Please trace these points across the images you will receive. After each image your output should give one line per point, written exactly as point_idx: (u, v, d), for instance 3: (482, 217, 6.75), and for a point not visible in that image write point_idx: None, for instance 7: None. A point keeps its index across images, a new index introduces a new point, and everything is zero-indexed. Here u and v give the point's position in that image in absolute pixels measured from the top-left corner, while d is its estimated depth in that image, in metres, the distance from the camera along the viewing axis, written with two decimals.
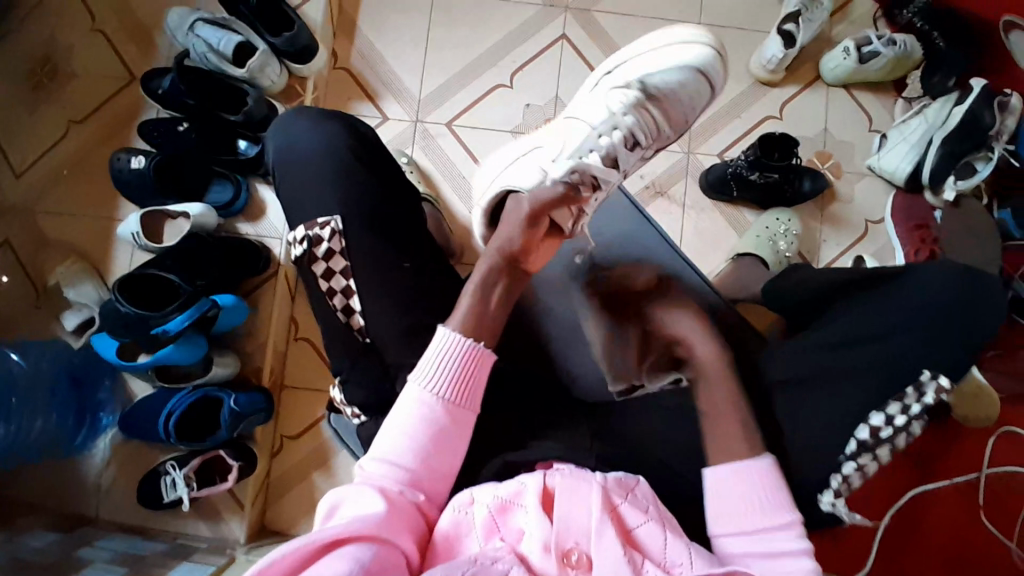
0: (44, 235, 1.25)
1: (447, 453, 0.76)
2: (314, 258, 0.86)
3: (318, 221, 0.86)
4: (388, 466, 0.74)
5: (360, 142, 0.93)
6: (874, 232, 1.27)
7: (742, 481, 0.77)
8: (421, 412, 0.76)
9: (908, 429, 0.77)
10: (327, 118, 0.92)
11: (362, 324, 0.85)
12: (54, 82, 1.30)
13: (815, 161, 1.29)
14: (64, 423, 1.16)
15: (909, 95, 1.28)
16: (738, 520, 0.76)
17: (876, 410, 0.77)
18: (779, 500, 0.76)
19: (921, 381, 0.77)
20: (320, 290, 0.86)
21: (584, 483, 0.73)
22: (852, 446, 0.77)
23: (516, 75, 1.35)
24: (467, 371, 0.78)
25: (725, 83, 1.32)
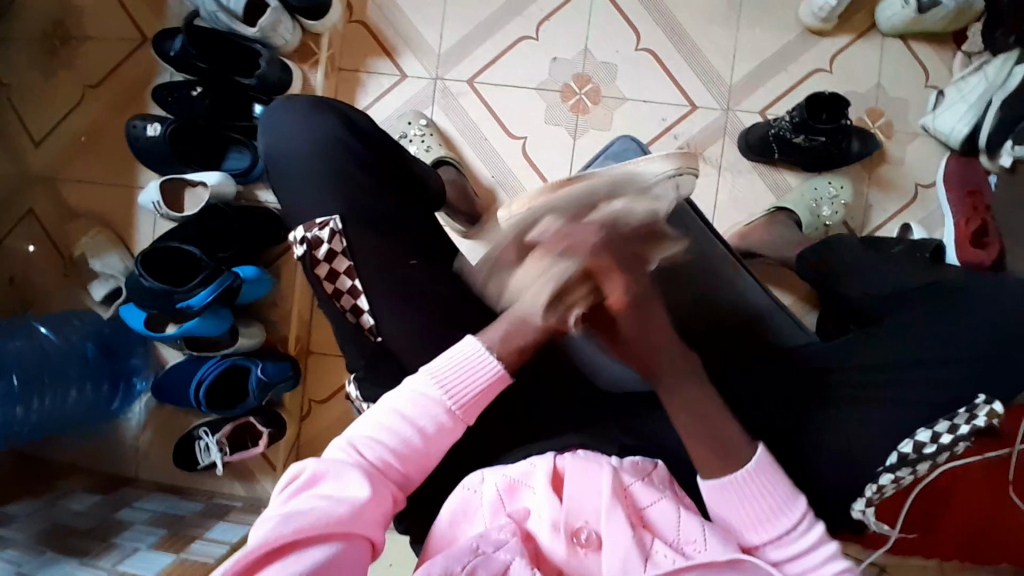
0: (67, 206, 1.27)
1: (432, 454, 0.68)
2: (316, 261, 0.82)
3: (316, 221, 0.82)
4: (374, 449, 0.66)
5: (353, 134, 0.88)
6: (924, 197, 1.19)
7: (746, 480, 0.67)
8: (423, 407, 0.68)
9: (953, 448, 0.73)
10: (317, 111, 0.88)
11: (371, 324, 0.82)
12: (66, 45, 1.28)
13: (865, 120, 1.20)
14: (99, 389, 1.20)
15: (969, 50, 1.16)
16: (747, 518, 0.67)
17: (923, 427, 0.74)
18: (788, 491, 0.67)
19: (975, 404, 0.73)
20: (326, 294, 0.83)
21: (593, 464, 0.70)
22: (892, 459, 0.74)
23: (542, 26, 1.26)
24: (482, 383, 0.70)
25: (768, 33, 1.22)
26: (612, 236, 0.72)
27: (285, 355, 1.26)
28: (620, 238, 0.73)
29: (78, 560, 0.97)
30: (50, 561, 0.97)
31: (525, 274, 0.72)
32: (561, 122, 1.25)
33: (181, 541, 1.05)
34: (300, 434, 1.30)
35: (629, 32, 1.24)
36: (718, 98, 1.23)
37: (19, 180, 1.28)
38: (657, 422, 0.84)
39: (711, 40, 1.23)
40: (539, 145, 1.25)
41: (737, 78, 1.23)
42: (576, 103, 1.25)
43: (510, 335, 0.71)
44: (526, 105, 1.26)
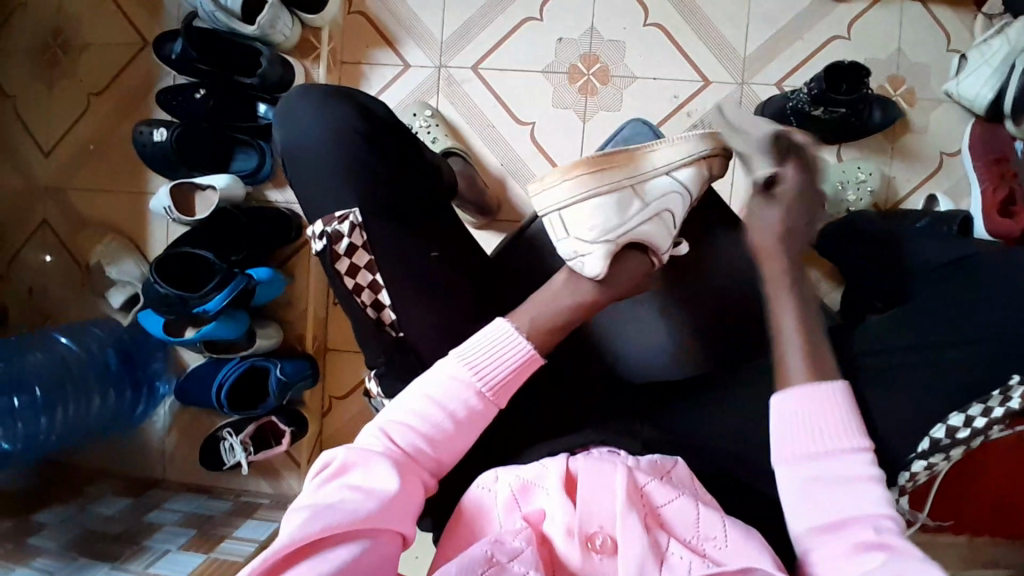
0: (80, 215, 1.27)
1: (464, 437, 0.71)
2: (337, 255, 0.82)
3: (336, 215, 0.82)
4: (406, 434, 0.69)
5: (371, 122, 0.85)
6: (950, 165, 1.14)
7: (807, 398, 0.64)
8: (453, 392, 0.70)
9: (987, 430, 0.72)
10: (335, 98, 0.86)
11: (393, 319, 0.83)
12: (68, 55, 1.27)
13: (886, 88, 1.15)
14: (121, 396, 1.21)
15: (989, 12, 1.09)
16: (802, 446, 0.63)
17: (955, 411, 0.72)
18: (853, 423, 0.64)
19: (1009, 386, 0.71)
20: (346, 288, 0.83)
21: (608, 465, 0.69)
22: (924, 445, 0.73)
23: (545, 8, 1.22)
24: (511, 368, 0.72)
25: (782, 0, 1.17)
26: (656, 221, 0.79)
27: (304, 355, 1.27)
28: (666, 222, 0.79)
29: (110, 564, 0.98)
30: (83, 565, 0.98)
31: (578, 259, 0.77)
32: (568, 106, 1.22)
33: (211, 541, 1.06)
34: (322, 430, 1.30)
35: (636, 9, 1.20)
36: (732, 73, 1.19)
37: (31, 192, 1.29)
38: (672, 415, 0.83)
39: (722, 12, 1.18)
40: (549, 131, 1.22)
41: (750, 50, 1.18)
42: (584, 85, 1.21)
43: (539, 317, 0.75)
44: (531, 90, 1.23)
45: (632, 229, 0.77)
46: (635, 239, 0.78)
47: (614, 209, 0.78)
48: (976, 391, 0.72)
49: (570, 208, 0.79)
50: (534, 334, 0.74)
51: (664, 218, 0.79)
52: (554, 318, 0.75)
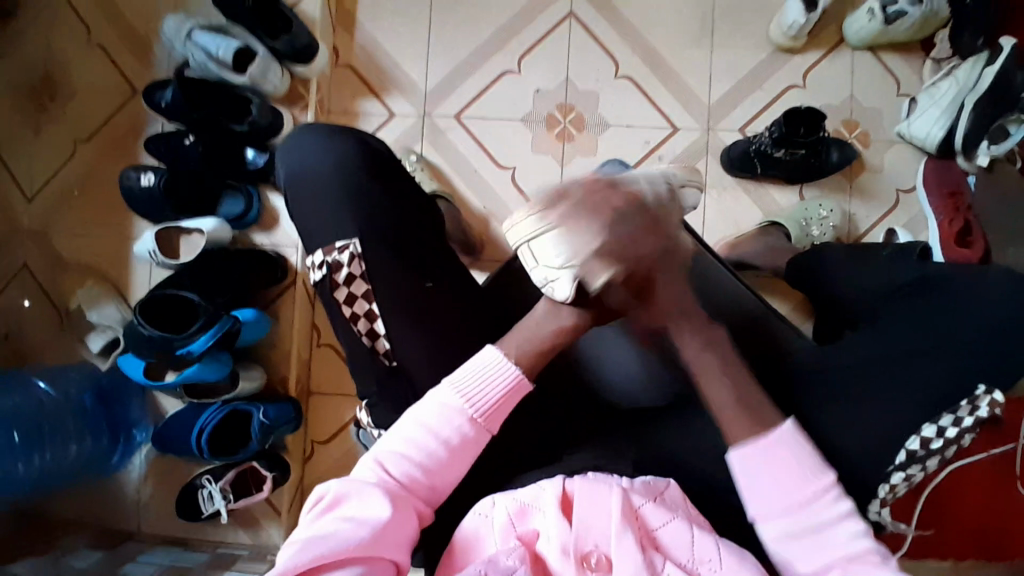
0: (62, 260, 1.27)
1: (456, 464, 0.72)
2: (336, 284, 0.84)
3: (336, 244, 0.84)
4: (399, 464, 0.70)
5: (370, 162, 0.89)
6: (905, 202, 1.23)
7: (774, 451, 0.68)
8: (446, 418, 0.71)
9: (959, 440, 0.76)
10: (337, 137, 0.89)
11: (387, 349, 0.84)
12: (56, 102, 1.30)
13: (841, 131, 1.24)
14: (98, 443, 1.18)
15: (937, 56, 1.21)
16: (772, 504, 0.67)
17: (927, 423, 0.76)
18: (814, 461, 0.68)
19: (975, 395, 0.77)
20: (343, 316, 0.85)
21: (604, 486, 0.70)
22: (901, 457, 0.76)
23: (524, 60, 1.30)
24: (502, 392, 0.73)
25: (743, 52, 1.27)
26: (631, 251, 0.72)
27: (287, 398, 1.26)
28: (639, 252, 0.73)
29: None
30: None
31: (549, 285, 0.73)
32: (549, 151, 1.28)
33: None
34: (303, 476, 1.29)
35: (608, 61, 1.29)
36: (699, 118, 1.27)
37: (12, 237, 1.28)
38: (664, 434, 0.85)
39: (688, 63, 1.28)
40: (530, 174, 1.28)
41: (716, 98, 1.27)
42: (562, 131, 1.28)
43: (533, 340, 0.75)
44: (512, 136, 1.29)
45: (602, 254, 0.71)
46: (611, 269, 0.72)
47: (584, 238, 0.71)
48: (945, 402, 0.77)
49: (547, 237, 0.72)
50: (525, 357, 0.75)
51: (641, 246, 0.73)
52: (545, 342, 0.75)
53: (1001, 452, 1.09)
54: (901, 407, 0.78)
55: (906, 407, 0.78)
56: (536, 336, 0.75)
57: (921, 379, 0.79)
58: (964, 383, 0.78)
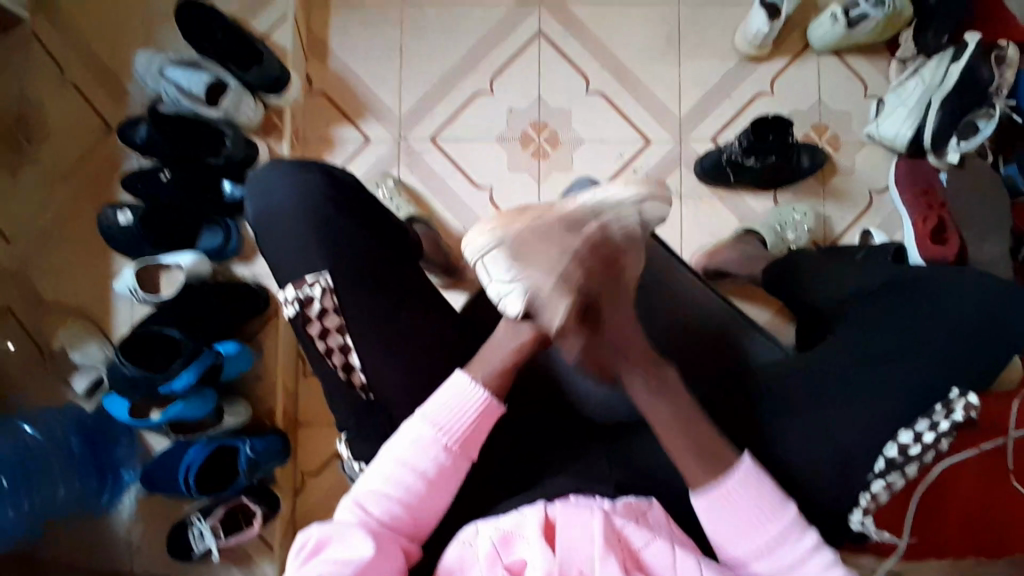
0: (43, 300, 1.26)
1: (436, 496, 0.78)
2: (308, 319, 0.85)
3: (306, 280, 0.85)
4: (381, 503, 0.76)
5: (343, 195, 0.90)
6: (880, 202, 1.25)
7: (741, 486, 0.70)
8: (421, 451, 0.77)
9: (936, 445, 0.79)
10: (305, 172, 0.90)
11: (363, 381, 0.86)
12: (29, 142, 1.30)
13: (812, 135, 1.26)
14: (86, 485, 1.17)
15: (903, 56, 1.23)
16: (735, 544, 0.70)
17: (904, 429, 0.79)
18: (773, 504, 0.70)
19: (949, 399, 0.79)
20: (318, 350, 0.86)
21: (586, 510, 0.71)
22: (880, 464, 0.79)
23: (495, 80, 1.31)
24: (472, 417, 0.79)
25: (710, 63, 1.28)
26: None
27: (275, 429, 1.25)
28: None
29: None
30: None
31: (501, 300, 0.75)
32: (524, 169, 1.29)
33: None
34: (295, 508, 1.28)
35: (578, 78, 1.30)
36: (670, 130, 1.28)
37: None
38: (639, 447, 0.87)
39: (656, 76, 1.29)
40: (506, 192, 1.29)
41: (686, 109, 1.28)
42: (536, 149, 1.29)
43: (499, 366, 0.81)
44: (487, 156, 1.30)
45: None
46: None
47: None
48: (921, 407, 0.80)
49: (512, 250, 0.70)
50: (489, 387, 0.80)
51: None
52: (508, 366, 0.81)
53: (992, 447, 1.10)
54: (877, 413, 0.80)
55: (879, 412, 0.80)
56: (500, 364, 0.81)
57: (894, 385, 0.81)
58: (939, 388, 0.80)
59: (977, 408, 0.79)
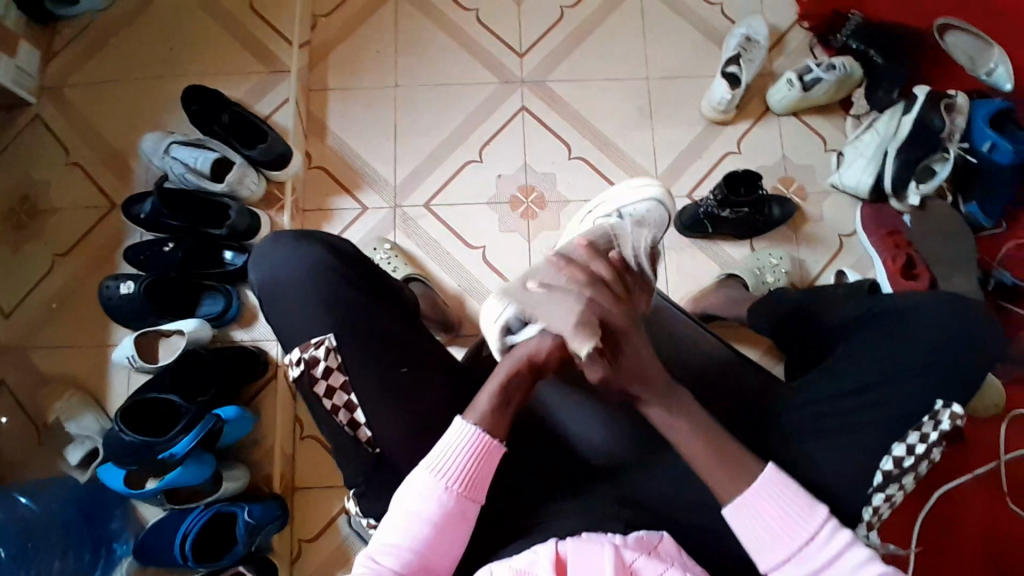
0: (40, 373, 1.26)
1: (447, 543, 0.75)
2: (314, 378, 0.82)
3: (312, 341, 0.83)
4: (393, 555, 0.73)
5: (340, 259, 0.90)
6: (849, 245, 1.33)
7: (762, 501, 0.75)
8: (427, 498, 0.75)
9: (928, 455, 0.83)
10: (305, 241, 0.90)
11: (369, 436, 0.83)
12: (35, 219, 1.35)
13: (780, 187, 1.36)
14: (81, 559, 1.13)
15: (857, 113, 1.37)
16: (775, 555, 0.73)
17: (896, 442, 0.83)
18: (806, 505, 0.75)
19: (935, 411, 0.84)
20: (324, 409, 0.83)
21: (595, 545, 0.71)
22: (879, 478, 0.83)
23: (483, 150, 1.40)
24: (475, 456, 0.76)
25: (680, 128, 1.40)
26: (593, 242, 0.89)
27: (273, 495, 1.23)
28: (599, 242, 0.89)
29: None
30: None
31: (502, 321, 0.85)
32: (515, 230, 1.36)
33: None
34: None
35: (561, 147, 1.40)
36: None
37: None
38: (641, 476, 0.88)
39: (631, 141, 1.40)
40: (498, 251, 1.35)
41: (662, 169, 1.38)
42: (525, 210, 1.37)
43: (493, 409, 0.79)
44: (479, 219, 1.37)
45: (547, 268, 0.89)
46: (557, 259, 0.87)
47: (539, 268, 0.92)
48: (909, 421, 0.84)
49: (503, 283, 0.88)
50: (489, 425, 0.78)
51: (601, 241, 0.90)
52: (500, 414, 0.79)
53: (986, 471, 1.17)
54: (871, 425, 0.84)
55: (872, 424, 0.84)
56: (492, 398, 0.79)
57: (887, 397, 0.85)
58: (927, 400, 0.84)
59: (961, 419, 0.84)
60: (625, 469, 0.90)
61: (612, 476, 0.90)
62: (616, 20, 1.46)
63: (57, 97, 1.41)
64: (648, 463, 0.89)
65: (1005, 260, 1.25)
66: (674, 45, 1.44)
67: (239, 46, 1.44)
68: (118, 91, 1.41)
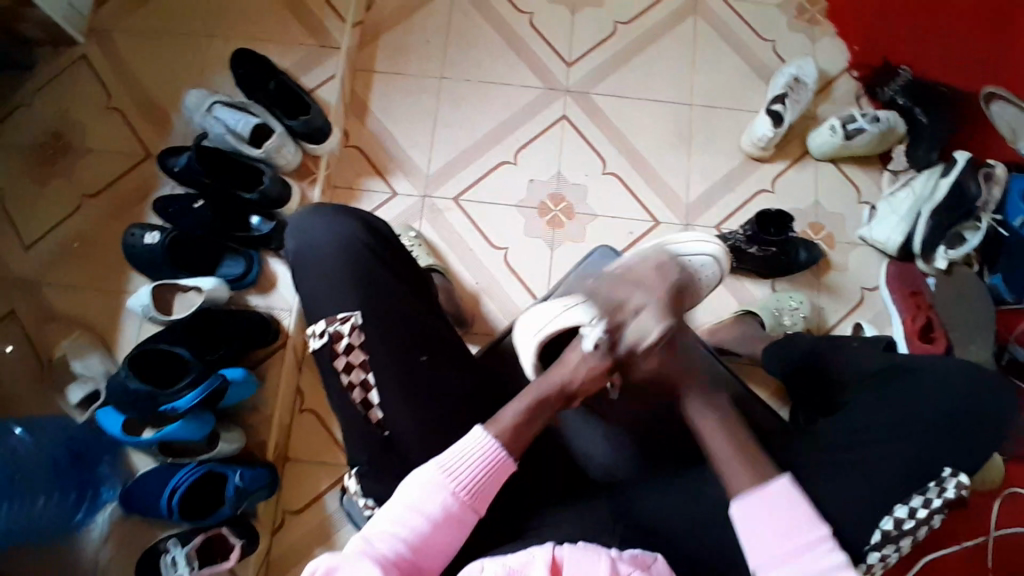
0: (53, 309, 1.27)
1: (441, 543, 0.75)
2: (335, 352, 0.84)
3: (338, 316, 0.84)
4: (388, 541, 0.73)
5: (376, 238, 0.91)
6: (870, 299, 1.33)
7: (765, 506, 0.76)
8: (432, 495, 0.75)
9: (928, 521, 0.84)
10: (342, 214, 0.91)
11: (381, 417, 0.84)
12: (69, 157, 1.36)
13: (808, 232, 1.36)
14: (65, 499, 1.14)
15: (895, 169, 1.37)
16: (772, 550, 0.74)
17: (899, 502, 0.84)
18: (809, 516, 0.75)
19: (942, 478, 0.84)
20: (340, 384, 0.84)
21: (594, 555, 0.72)
22: (877, 537, 0.83)
23: (520, 153, 1.41)
24: (487, 468, 0.77)
25: (716, 160, 1.40)
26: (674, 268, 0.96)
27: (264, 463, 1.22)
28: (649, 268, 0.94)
29: None
30: None
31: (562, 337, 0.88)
32: (540, 236, 1.36)
33: None
34: (270, 548, 1.23)
35: (597, 160, 1.40)
36: (677, 213, 1.38)
37: (3, 282, 1.29)
38: (640, 496, 0.88)
39: (667, 165, 1.40)
40: (522, 255, 1.35)
41: (693, 197, 1.38)
42: (552, 218, 1.37)
43: (510, 427, 0.80)
44: (507, 220, 1.37)
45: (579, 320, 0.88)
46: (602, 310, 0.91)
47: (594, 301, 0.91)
48: (915, 483, 0.84)
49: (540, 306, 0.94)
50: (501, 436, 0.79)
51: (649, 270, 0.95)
52: (524, 433, 0.81)
53: (973, 543, 1.16)
54: (877, 483, 0.84)
55: (876, 480, 0.84)
56: (512, 421, 0.80)
57: (897, 455, 0.85)
58: (934, 465, 0.85)
59: (966, 488, 0.85)
60: (625, 490, 0.90)
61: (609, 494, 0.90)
62: (666, 43, 1.46)
63: (108, 40, 1.43)
64: (643, 488, 0.90)
65: None
66: (721, 76, 1.44)
67: (294, 16, 1.45)
68: (168, 43, 1.42)
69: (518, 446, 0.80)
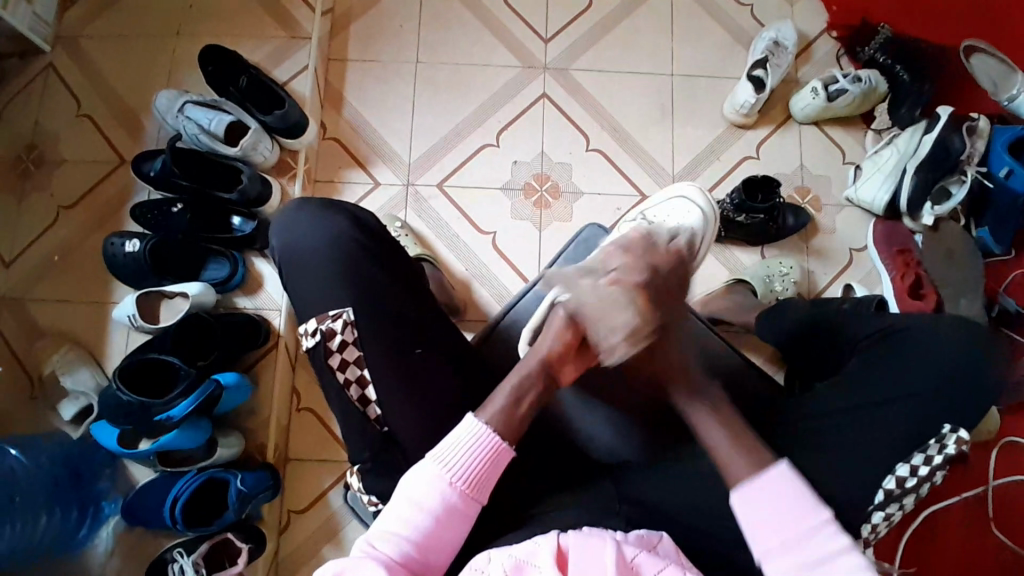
0: (38, 325, 1.25)
1: (446, 537, 0.75)
2: (328, 351, 0.82)
3: (329, 312, 0.83)
4: (393, 543, 0.73)
5: (364, 234, 0.89)
6: (859, 259, 1.33)
7: (765, 494, 0.73)
8: (432, 491, 0.75)
9: (930, 478, 0.84)
10: (329, 210, 0.89)
11: (378, 413, 0.83)
12: (41, 169, 1.32)
13: (795, 196, 1.36)
14: (67, 517, 1.13)
15: (878, 128, 1.36)
16: (773, 534, 0.72)
17: (900, 462, 0.84)
18: (810, 502, 0.72)
19: (942, 435, 0.84)
20: (336, 383, 0.83)
21: (597, 538, 0.71)
22: (880, 497, 0.84)
23: (502, 134, 1.39)
24: (485, 458, 0.76)
25: (700, 130, 1.39)
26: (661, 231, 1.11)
27: (266, 465, 1.21)
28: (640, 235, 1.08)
29: None
30: None
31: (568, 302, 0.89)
32: (526, 217, 1.35)
33: None
34: (279, 549, 1.23)
35: (580, 137, 1.39)
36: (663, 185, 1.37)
37: None
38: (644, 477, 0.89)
39: (652, 138, 1.39)
40: (510, 237, 1.34)
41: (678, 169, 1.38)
42: (538, 199, 1.36)
43: (505, 409, 0.79)
44: (493, 204, 1.36)
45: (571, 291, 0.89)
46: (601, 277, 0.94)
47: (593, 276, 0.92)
48: (915, 443, 0.85)
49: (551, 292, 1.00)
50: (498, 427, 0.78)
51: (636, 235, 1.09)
52: (517, 411, 0.80)
53: (973, 494, 1.18)
54: (875, 447, 0.85)
55: (876, 443, 0.85)
56: (506, 399, 0.80)
57: (895, 418, 0.86)
58: (933, 424, 0.85)
59: (966, 446, 0.85)
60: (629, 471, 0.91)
61: (613, 476, 0.91)
62: (643, 14, 1.44)
63: (72, 45, 1.38)
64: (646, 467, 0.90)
65: (1010, 285, 1.27)
66: (700, 44, 1.42)
67: (261, 9, 1.42)
68: (134, 43, 1.38)
69: (517, 434, 0.79)
